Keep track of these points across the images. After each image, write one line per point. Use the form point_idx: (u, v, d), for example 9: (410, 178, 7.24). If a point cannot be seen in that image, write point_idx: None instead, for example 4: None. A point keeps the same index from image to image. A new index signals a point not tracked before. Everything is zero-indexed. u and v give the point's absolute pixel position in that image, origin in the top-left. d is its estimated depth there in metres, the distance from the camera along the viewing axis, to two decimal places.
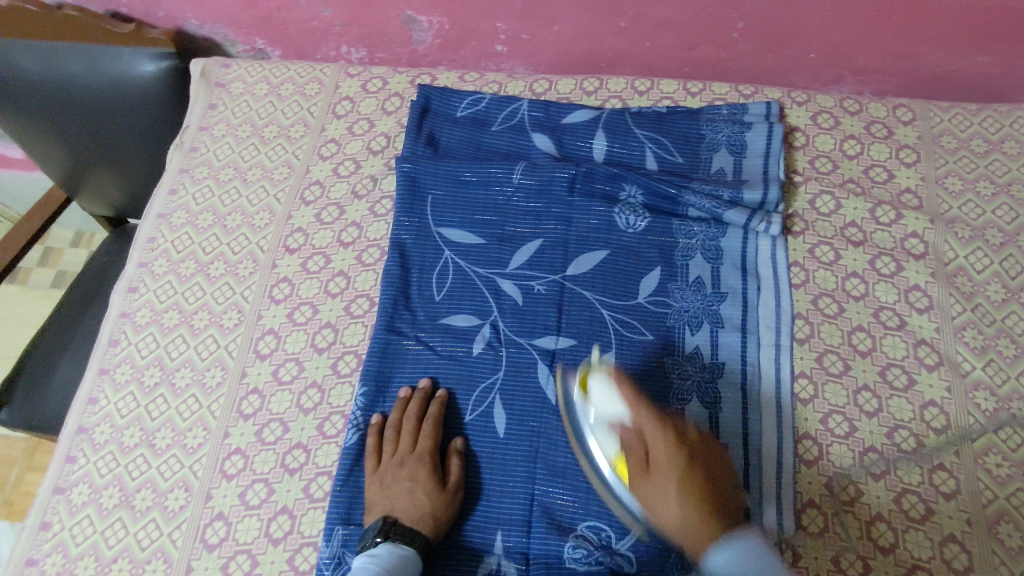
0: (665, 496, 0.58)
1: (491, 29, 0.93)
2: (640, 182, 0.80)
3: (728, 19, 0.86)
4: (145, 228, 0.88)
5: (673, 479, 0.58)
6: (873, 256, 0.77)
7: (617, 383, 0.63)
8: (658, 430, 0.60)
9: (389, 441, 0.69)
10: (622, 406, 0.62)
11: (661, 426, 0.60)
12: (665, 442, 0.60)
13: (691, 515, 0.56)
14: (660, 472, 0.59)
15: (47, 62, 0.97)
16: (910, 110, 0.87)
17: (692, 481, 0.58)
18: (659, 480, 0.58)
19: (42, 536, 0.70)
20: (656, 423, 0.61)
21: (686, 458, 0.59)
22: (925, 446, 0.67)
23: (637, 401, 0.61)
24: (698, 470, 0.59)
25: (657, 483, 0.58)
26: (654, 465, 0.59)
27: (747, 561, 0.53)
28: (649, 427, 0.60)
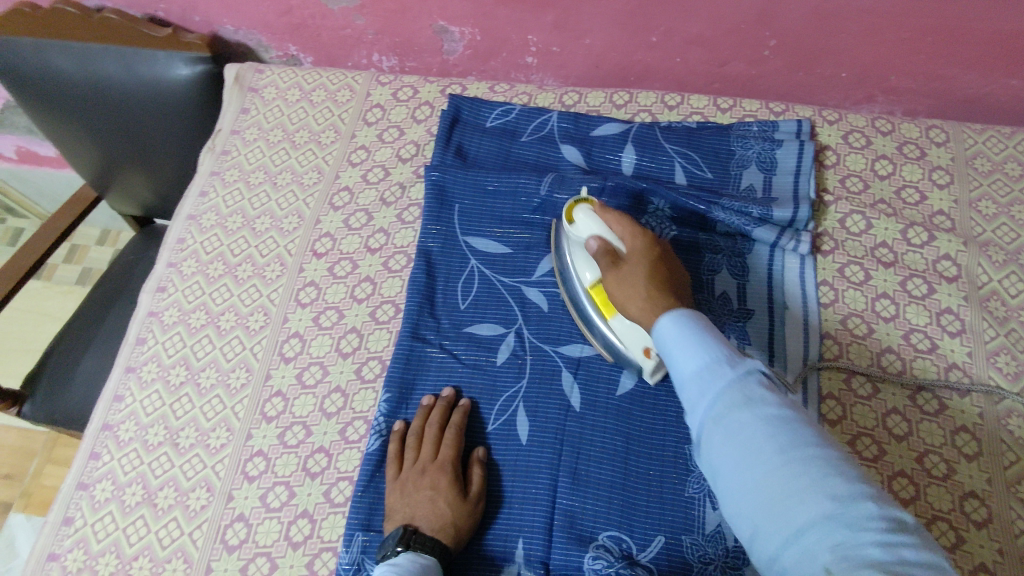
0: (633, 281, 0.64)
1: (522, 40, 0.94)
2: (670, 196, 0.79)
3: (760, 37, 0.86)
4: (175, 229, 0.89)
5: (636, 271, 0.64)
6: (904, 277, 0.76)
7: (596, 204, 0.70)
8: (629, 237, 0.67)
9: (410, 448, 0.68)
10: (600, 225, 0.68)
11: (633, 234, 0.67)
12: (636, 244, 0.66)
13: (648, 295, 0.62)
14: (627, 267, 0.65)
15: (84, 63, 0.99)
16: (943, 132, 0.86)
17: (653, 274, 0.64)
18: (624, 270, 0.65)
19: (64, 531, 0.70)
20: (630, 230, 0.67)
21: (651, 260, 0.65)
22: (956, 472, 0.66)
23: (616, 215, 0.68)
24: (663, 266, 0.65)
25: (627, 272, 0.64)
26: (625, 257, 0.66)
27: (686, 325, 0.54)
28: (624, 235, 0.67)
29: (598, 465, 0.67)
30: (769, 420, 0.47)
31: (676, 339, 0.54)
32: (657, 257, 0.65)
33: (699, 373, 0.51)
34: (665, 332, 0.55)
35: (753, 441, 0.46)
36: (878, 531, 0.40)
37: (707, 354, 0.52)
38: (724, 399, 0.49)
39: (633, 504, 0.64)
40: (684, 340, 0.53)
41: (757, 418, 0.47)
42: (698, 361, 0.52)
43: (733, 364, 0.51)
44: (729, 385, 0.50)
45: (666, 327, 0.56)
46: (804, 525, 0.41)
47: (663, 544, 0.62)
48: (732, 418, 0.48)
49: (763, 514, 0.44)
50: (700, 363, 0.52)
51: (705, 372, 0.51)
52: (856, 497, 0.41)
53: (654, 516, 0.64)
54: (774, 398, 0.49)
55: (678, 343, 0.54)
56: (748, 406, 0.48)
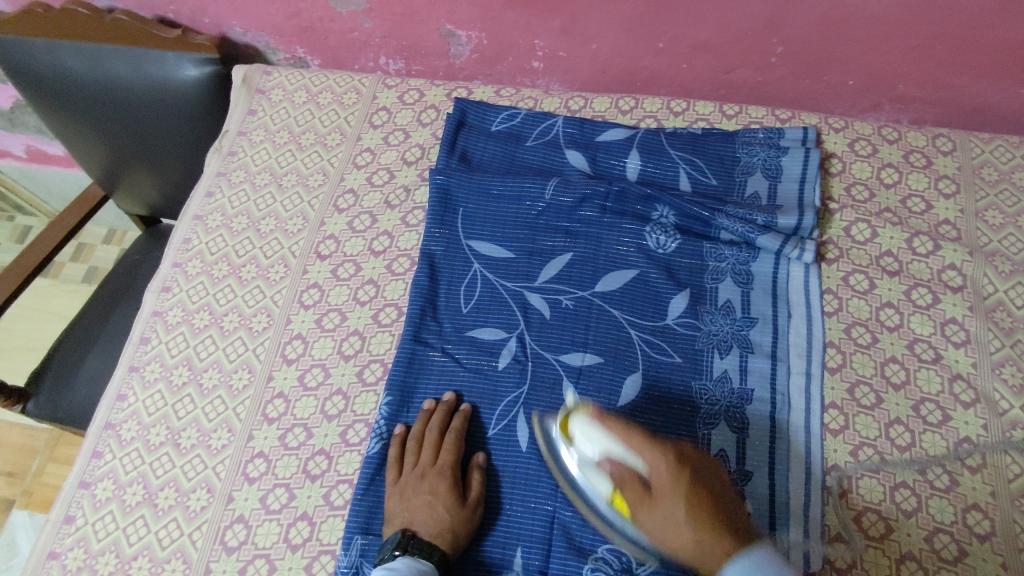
0: (673, 519, 0.54)
1: (529, 45, 0.94)
2: (673, 203, 0.79)
3: (767, 44, 0.86)
4: (181, 229, 0.89)
5: (677, 504, 0.55)
6: (908, 287, 0.76)
7: (595, 420, 0.60)
8: (653, 458, 0.57)
9: (410, 453, 0.69)
10: (612, 443, 0.59)
11: (655, 451, 0.57)
12: (662, 464, 0.57)
13: (701, 534, 0.53)
14: (664, 501, 0.55)
15: (94, 63, 1.00)
16: (950, 141, 0.86)
17: (697, 504, 0.55)
18: (662, 505, 0.55)
19: (65, 530, 0.71)
20: (649, 445, 0.58)
21: (688, 482, 0.56)
22: (959, 485, 0.66)
23: (625, 435, 0.59)
24: (699, 484, 0.56)
25: (663, 508, 0.55)
26: (657, 489, 0.56)
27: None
28: (645, 455, 0.58)
29: None
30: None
31: None
32: (688, 475, 0.57)
33: None
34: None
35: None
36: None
37: None
38: None
39: None
40: None
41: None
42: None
43: None
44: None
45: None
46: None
47: None
48: None
49: None
50: None
51: None
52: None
53: None
54: None
55: None
56: None
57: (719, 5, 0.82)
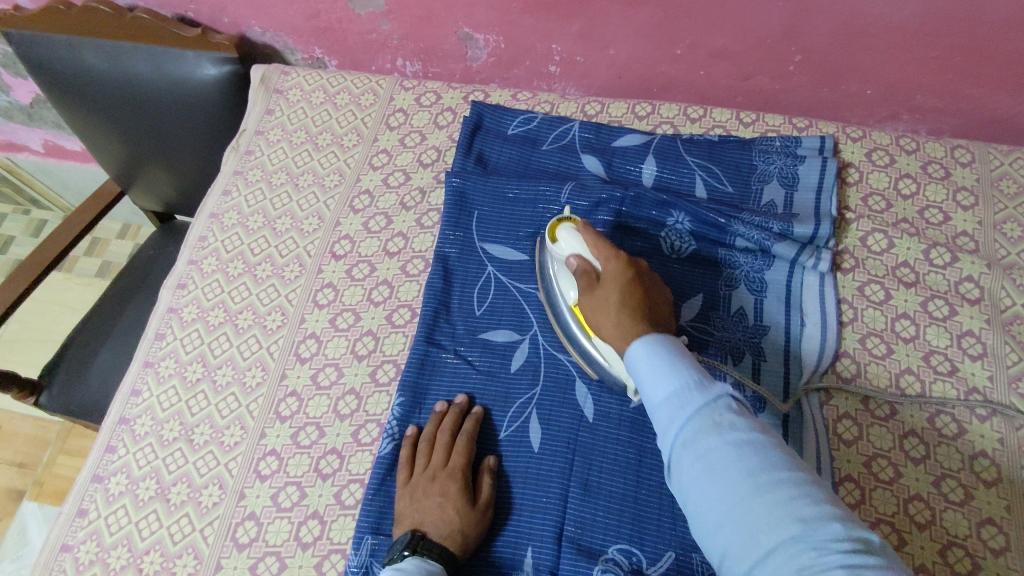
0: (606, 303, 0.64)
1: (546, 49, 0.94)
2: (689, 209, 0.79)
3: (786, 52, 0.86)
4: (197, 226, 0.90)
5: (613, 293, 0.64)
6: (925, 298, 0.75)
7: (578, 228, 0.70)
8: (609, 258, 0.67)
9: (422, 454, 0.68)
10: (583, 244, 0.69)
11: (612, 253, 0.67)
12: (614, 265, 0.66)
13: (622, 316, 0.62)
14: (605, 290, 0.65)
15: (115, 60, 1.01)
16: (969, 152, 0.85)
17: (628, 295, 0.64)
18: (602, 292, 0.65)
19: (78, 523, 0.71)
20: (609, 250, 0.67)
21: (630, 280, 0.65)
22: (974, 498, 0.65)
23: (594, 238, 0.68)
24: (641, 286, 0.65)
25: (601, 295, 0.65)
26: (603, 280, 0.66)
27: (660, 352, 0.56)
28: (602, 255, 0.67)
29: (609, 477, 0.66)
30: (743, 441, 0.49)
31: (649, 368, 0.56)
32: (634, 277, 0.65)
33: (670, 399, 0.53)
34: (639, 358, 0.57)
35: (730, 469, 0.47)
36: (843, 551, 0.42)
37: (678, 382, 0.53)
38: (694, 425, 0.51)
39: (644, 517, 0.64)
40: (658, 367, 0.55)
41: (735, 442, 0.48)
42: (670, 385, 0.53)
43: (704, 389, 0.52)
44: (700, 408, 0.51)
45: (639, 352, 0.57)
46: (776, 546, 0.43)
47: (674, 559, 0.62)
48: (706, 444, 0.49)
49: (743, 535, 0.45)
50: (671, 389, 0.53)
51: (676, 397, 0.53)
52: (823, 518, 0.43)
53: (665, 530, 0.63)
54: (746, 421, 0.50)
55: (651, 370, 0.55)
56: (722, 431, 0.49)
57: (738, 12, 0.82)
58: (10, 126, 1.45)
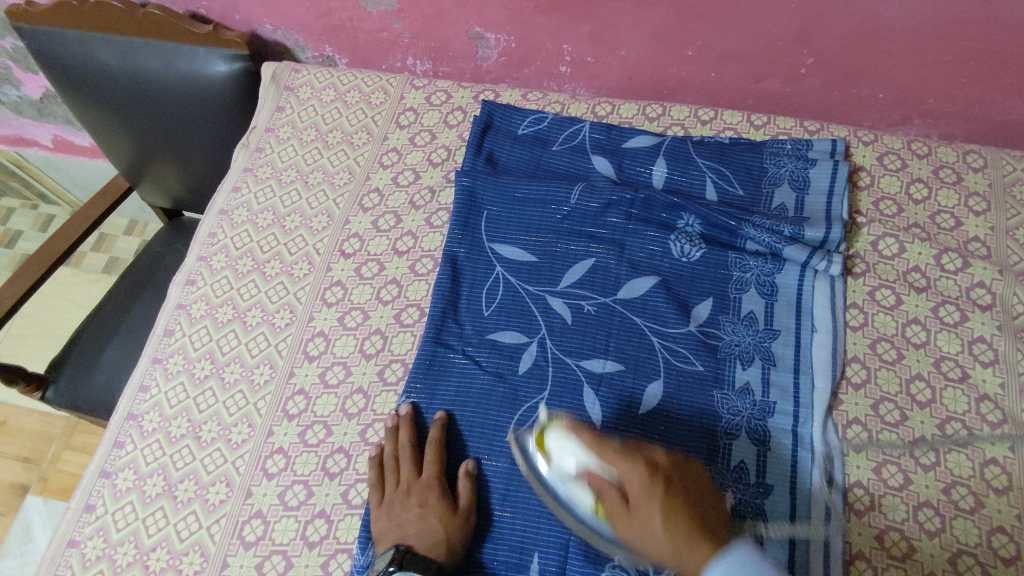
0: (652, 531, 0.54)
1: (557, 50, 0.94)
2: (700, 212, 0.79)
3: (797, 55, 0.86)
4: (206, 223, 0.90)
5: (655, 515, 0.55)
6: (936, 304, 0.75)
7: (570, 432, 0.59)
8: (629, 468, 0.57)
9: (392, 470, 0.68)
10: (587, 455, 0.58)
11: (630, 461, 0.57)
12: (638, 477, 0.57)
13: (681, 539, 0.53)
14: (641, 513, 0.55)
15: (126, 57, 1.01)
16: (981, 157, 0.85)
17: (674, 511, 0.55)
18: (641, 515, 0.55)
19: (85, 518, 0.71)
20: (623, 457, 0.58)
21: (664, 489, 0.56)
22: (984, 506, 0.64)
23: (600, 448, 0.58)
24: (675, 489, 0.56)
25: (641, 521, 0.55)
26: (634, 501, 0.56)
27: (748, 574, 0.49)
28: (618, 467, 0.57)
29: None
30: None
31: None
32: (665, 485, 0.56)
33: None
34: None
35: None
36: None
37: None
38: None
39: None
40: None
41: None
42: None
43: None
44: None
45: None
46: None
47: None
48: None
49: None
50: None
51: None
52: None
53: None
54: None
55: None
56: None
57: (751, 14, 0.82)
58: (19, 120, 1.45)
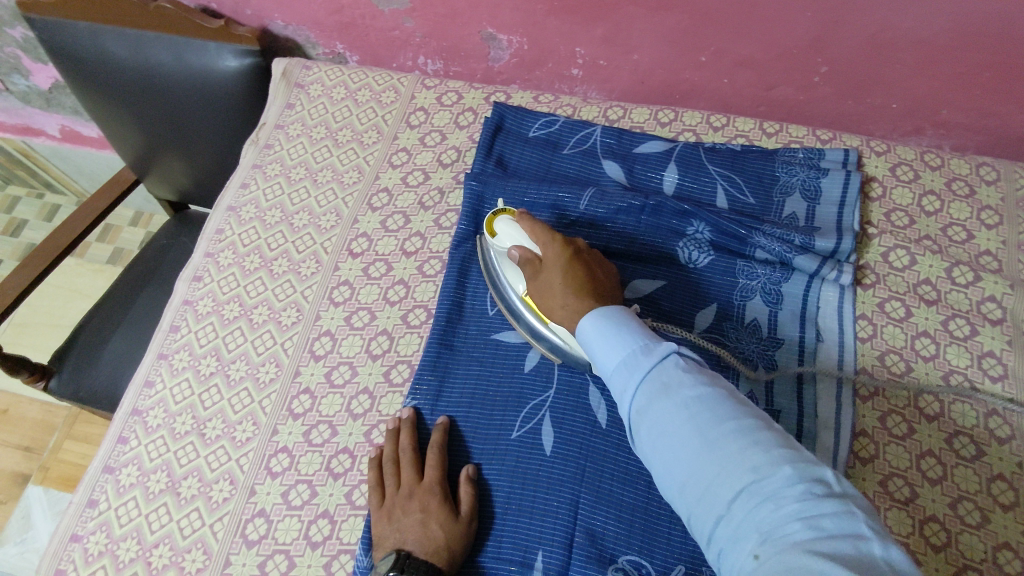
0: (552, 287, 0.67)
1: (570, 52, 0.93)
2: (710, 219, 0.78)
3: (811, 63, 0.85)
4: (214, 219, 0.90)
5: (557, 272, 0.67)
6: (946, 317, 0.74)
7: (515, 217, 0.72)
8: (546, 240, 0.69)
9: (391, 475, 0.67)
10: (522, 233, 0.71)
11: (549, 237, 0.69)
12: (552, 247, 0.68)
13: (568, 293, 0.65)
14: (549, 272, 0.67)
15: (137, 50, 1.00)
16: (994, 170, 0.84)
17: (572, 272, 0.66)
18: (546, 274, 0.68)
19: (88, 513, 0.71)
20: (546, 234, 0.69)
21: (570, 258, 0.67)
22: (991, 522, 0.64)
23: (532, 228, 0.70)
24: (581, 263, 0.67)
25: (547, 279, 0.67)
26: (545, 265, 0.68)
27: (603, 324, 0.59)
28: (540, 240, 0.69)
29: (622, 487, 0.65)
30: (701, 400, 0.51)
31: (597, 341, 0.59)
32: (573, 257, 0.67)
33: (622, 368, 0.56)
34: (586, 333, 0.60)
35: (706, 425, 0.49)
36: (800, 497, 0.43)
37: (626, 352, 0.56)
38: (644, 391, 0.53)
39: (655, 530, 0.63)
40: (606, 339, 0.58)
41: (700, 396, 0.51)
42: (621, 356, 0.56)
43: (649, 353, 0.55)
44: (647, 374, 0.54)
45: (586, 326, 0.61)
46: (732, 497, 0.46)
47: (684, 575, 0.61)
48: (659, 411, 0.52)
49: (700, 497, 0.48)
50: (621, 358, 0.56)
51: (626, 365, 0.56)
52: (773, 465, 0.46)
53: (675, 542, 0.62)
54: (694, 375, 0.53)
55: (600, 344, 0.59)
56: (670, 395, 0.52)
57: (767, 22, 0.81)
58: (27, 110, 1.45)
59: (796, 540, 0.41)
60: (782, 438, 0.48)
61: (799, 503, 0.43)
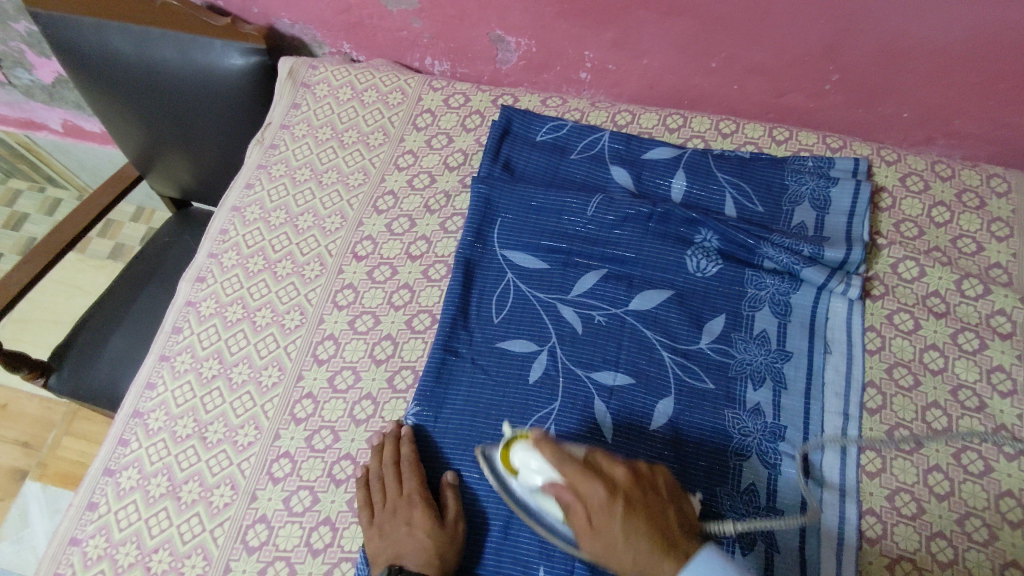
0: (616, 548, 0.54)
1: (579, 56, 0.93)
2: (718, 228, 0.77)
3: (823, 71, 0.84)
4: (218, 219, 0.89)
5: (617, 530, 0.54)
6: (955, 330, 0.74)
7: (539, 446, 0.57)
8: (588, 485, 0.55)
9: (378, 491, 0.67)
10: (555, 473, 0.56)
11: (591, 480, 0.55)
12: (598, 494, 0.55)
13: (643, 559, 0.53)
14: (604, 529, 0.54)
15: (142, 47, 0.99)
16: (1005, 182, 0.83)
17: (637, 524, 0.54)
18: (601, 529, 0.54)
19: (87, 516, 0.71)
20: (586, 475, 0.56)
21: (625, 507, 0.54)
22: (999, 539, 0.63)
23: (564, 467, 0.56)
24: (640, 508, 0.55)
25: (603, 537, 0.54)
26: (595, 518, 0.55)
27: None
28: (581, 486, 0.55)
29: None
30: None
31: None
32: (628, 504, 0.54)
33: None
34: None
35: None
36: None
37: None
38: None
39: None
40: None
41: None
42: None
43: None
44: None
45: None
46: None
47: None
48: None
49: None
50: None
51: None
52: None
53: None
54: None
55: None
56: None
57: (778, 28, 0.80)
58: (30, 104, 1.44)
59: None
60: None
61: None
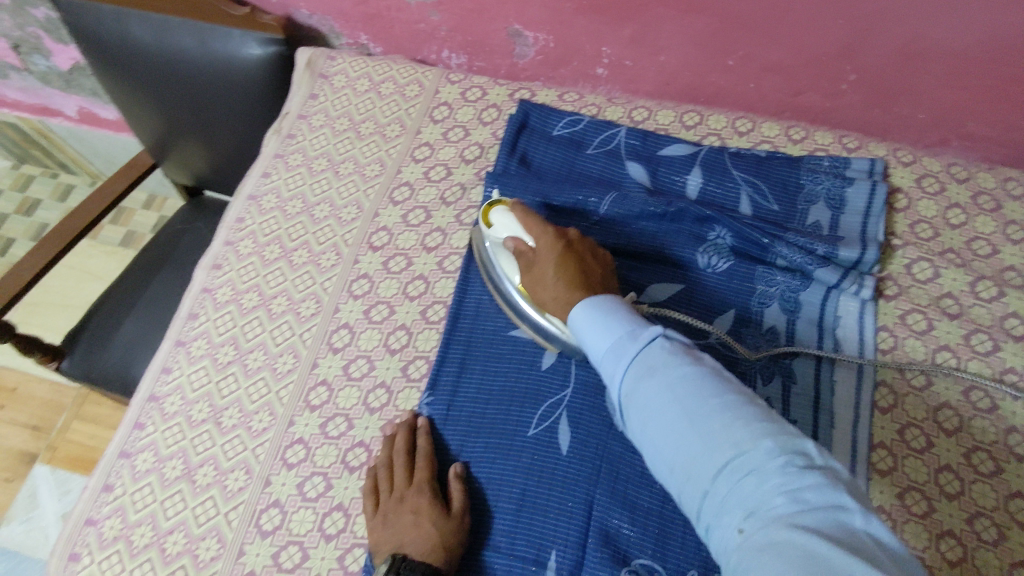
0: (544, 278, 0.67)
1: (596, 52, 0.93)
2: (732, 225, 0.78)
3: (840, 71, 0.84)
4: (235, 208, 0.90)
5: (549, 264, 0.66)
6: (968, 331, 0.74)
7: (512, 211, 0.72)
8: (542, 235, 0.69)
9: (384, 481, 0.67)
10: (520, 228, 0.71)
11: (545, 231, 0.69)
12: (546, 238, 0.69)
13: (559, 286, 0.65)
14: (541, 264, 0.67)
15: (160, 34, 1.00)
16: (1021, 184, 0.83)
17: (565, 262, 0.66)
18: (540, 265, 0.68)
19: (103, 497, 0.72)
20: (542, 231, 0.69)
21: (561, 251, 0.67)
22: (1008, 539, 0.64)
23: (528, 223, 0.70)
24: (574, 258, 0.67)
25: (539, 271, 0.67)
26: (539, 258, 0.68)
27: (592, 311, 0.59)
28: (536, 237, 0.69)
29: (638, 490, 0.64)
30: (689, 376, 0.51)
31: (586, 328, 0.59)
32: (565, 250, 0.67)
33: (612, 350, 0.56)
34: (576, 320, 0.60)
35: (695, 416, 0.48)
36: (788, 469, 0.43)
37: (615, 337, 0.56)
38: (631, 372, 0.53)
39: (669, 533, 0.62)
40: (595, 329, 0.58)
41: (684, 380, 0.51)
42: (610, 340, 0.56)
43: (639, 337, 0.55)
44: (635, 356, 0.54)
45: (578, 318, 0.60)
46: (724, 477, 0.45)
47: None
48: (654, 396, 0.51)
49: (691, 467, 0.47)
50: (609, 343, 0.56)
51: (615, 349, 0.55)
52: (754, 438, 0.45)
53: (690, 548, 0.61)
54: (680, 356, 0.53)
55: (591, 330, 0.58)
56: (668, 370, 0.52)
57: (797, 28, 0.80)
58: (46, 90, 1.45)
59: (781, 515, 0.41)
60: (766, 412, 0.48)
61: (783, 475, 0.43)
